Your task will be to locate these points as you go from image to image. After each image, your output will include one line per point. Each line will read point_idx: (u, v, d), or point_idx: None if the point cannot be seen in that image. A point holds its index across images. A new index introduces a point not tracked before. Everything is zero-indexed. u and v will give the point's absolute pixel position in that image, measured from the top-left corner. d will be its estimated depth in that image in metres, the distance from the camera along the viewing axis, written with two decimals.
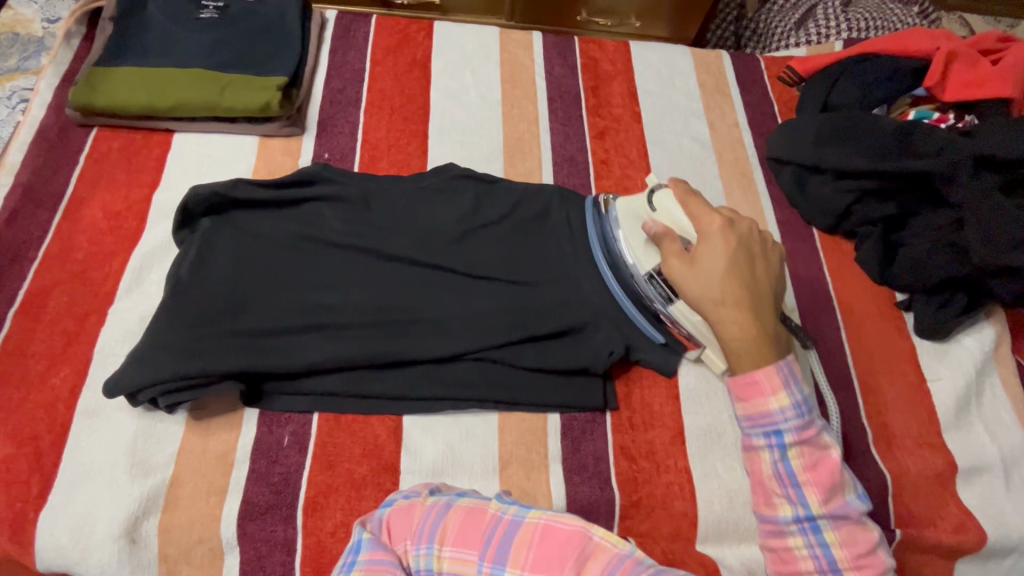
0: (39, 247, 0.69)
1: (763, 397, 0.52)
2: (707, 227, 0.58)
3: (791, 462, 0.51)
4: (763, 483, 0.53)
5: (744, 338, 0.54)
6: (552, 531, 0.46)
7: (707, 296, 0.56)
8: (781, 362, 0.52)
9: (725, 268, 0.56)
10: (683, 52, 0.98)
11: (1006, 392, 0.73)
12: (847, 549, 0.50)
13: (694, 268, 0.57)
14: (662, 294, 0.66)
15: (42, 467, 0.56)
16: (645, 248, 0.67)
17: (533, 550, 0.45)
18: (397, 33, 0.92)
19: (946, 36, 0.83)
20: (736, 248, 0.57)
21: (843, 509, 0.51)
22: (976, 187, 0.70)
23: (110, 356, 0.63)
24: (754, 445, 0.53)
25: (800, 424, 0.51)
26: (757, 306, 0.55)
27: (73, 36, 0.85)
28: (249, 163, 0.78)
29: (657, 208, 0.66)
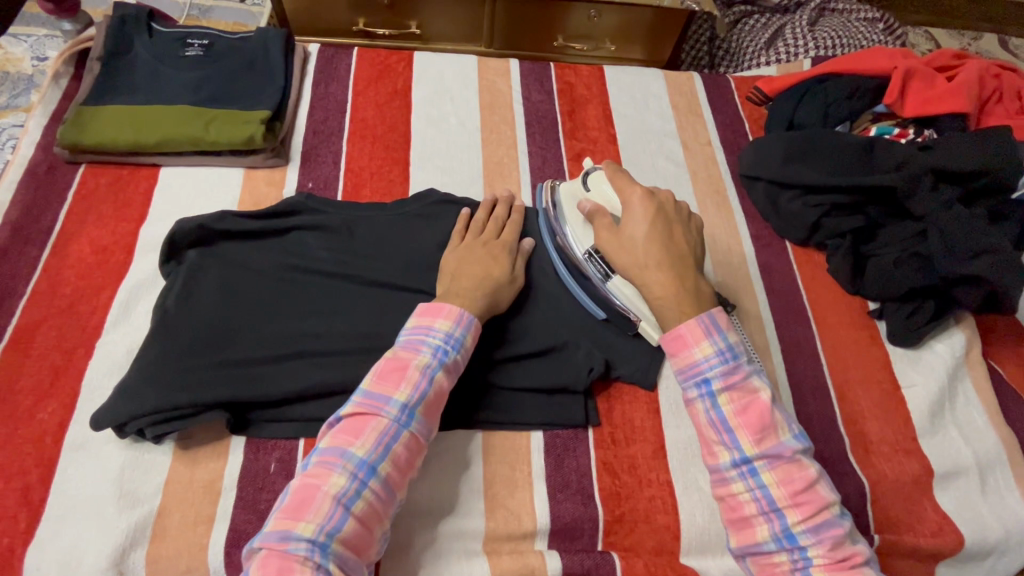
0: (28, 283, 0.70)
1: (688, 348, 0.58)
2: (631, 200, 0.67)
3: (722, 408, 0.55)
4: (702, 432, 0.57)
5: (667, 294, 0.61)
6: (380, 383, 0.57)
7: (633, 262, 0.64)
8: (702, 315, 0.59)
9: (646, 233, 0.65)
10: (656, 75, 1.01)
11: (979, 395, 0.75)
12: (784, 487, 0.53)
13: (620, 239, 0.66)
14: (600, 271, 0.70)
15: (30, 501, 0.57)
16: (583, 227, 0.72)
17: (383, 384, 0.57)
18: (378, 64, 0.95)
19: (904, 55, 0.87)
20: (655, 217, 0.66)
21: (776, 448, 0.54)
22: (937, 200, 0.74)
23: (98, 389, 0.64)
24: (689, 397, 0.58)
25: (725, 369, 0.56)
26: (673, 263, 0.63)
27: (62, 76, 0.87)
28: (234, 195, 0.80)
29: (592, 188, 0.74)
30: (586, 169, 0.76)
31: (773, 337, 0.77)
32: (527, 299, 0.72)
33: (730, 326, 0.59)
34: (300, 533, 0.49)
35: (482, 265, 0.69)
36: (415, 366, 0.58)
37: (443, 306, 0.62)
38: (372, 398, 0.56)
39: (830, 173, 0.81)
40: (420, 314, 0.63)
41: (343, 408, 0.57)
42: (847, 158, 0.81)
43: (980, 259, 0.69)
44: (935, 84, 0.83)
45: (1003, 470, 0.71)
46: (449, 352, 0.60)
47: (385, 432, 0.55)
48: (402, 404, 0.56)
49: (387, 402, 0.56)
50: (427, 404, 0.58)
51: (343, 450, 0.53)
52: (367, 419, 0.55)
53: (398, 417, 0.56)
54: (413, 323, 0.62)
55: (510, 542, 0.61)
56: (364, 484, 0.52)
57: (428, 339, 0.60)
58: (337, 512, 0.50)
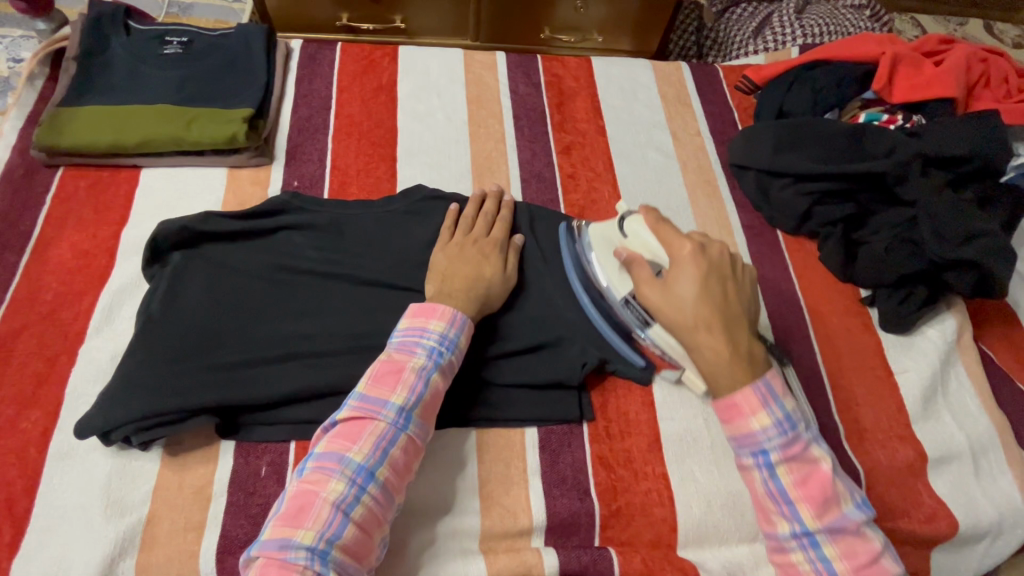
0: (7, 290, 0.68)
1: (744, 418, 0.55)
2: (678, 253, 0.61)
3: (782, 480, 0.54)
4: (759, 501, 0.56)
5: (721, 360, 0.56)
6: (379, 384, 0.56)
7: (683, 323, 0.58)
8: (760, 381, 0.55)
9: (696, 292, 0.59)
10: (644, 66, 1.00)
11: (972, 380, 0.75)
12: (847, 561, 0.52)
13: (667, 295, 0.60)
14: (639, 318, 0.67)
15: (14, 512, 0.56)
16: (620, 273, 0.68)
17: (381, 385, 0.56)
18: (363, 59, 0.93)
19: (891, 40, 0.87)
20: (707, 273, 0.59)
21: (840, 521, 0.53)
22: (926, 185, 0.74)
23: (82, 396, 0.62)
24: (745, 465, 0.56)
25: (784, 441, 0.54)
26: (728, 327, 0.57)
27: (37, 78, 0.85)
28: (218, 196, 0.78)
29: (628, 234, 0.68)
30: (622, 212, 0.71)
31: (767, 328, 0.76)
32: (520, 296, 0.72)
33: (785, 390, 0.56)
34: (300, 542, 0.48)
35: (475, 265, 0.68)
36: (411, 368, 0.57)
37: (435, 307, 0.61)
38: (368, 402, 0.55)
39: (820, 159, 0.81)
40: (412, 314, 0.62)
41: (338, 413, 0.56)
42: (838, 144, 0.81)
43: (972, 244, 0.69)
44: (921, 70, 0.83)
45: (995, 453, 0.71)
46: (443, 353, 0.60)
47: (383, 437, 0.54)
48: (400, 407, 0.55)
49: (384, 406, 0.55)
50: (424, 406, 0.57)
51: (341, 456, 0.52)
52: (364, 423, 0.54)
53: (395, 420, 0.55)
54: (406, 324, 0.61)
55: (506, 540, 0.61)
56: (363, 489, 0.52)
57: (422, 340, 0.60)
58: (338, 519, 0.50)
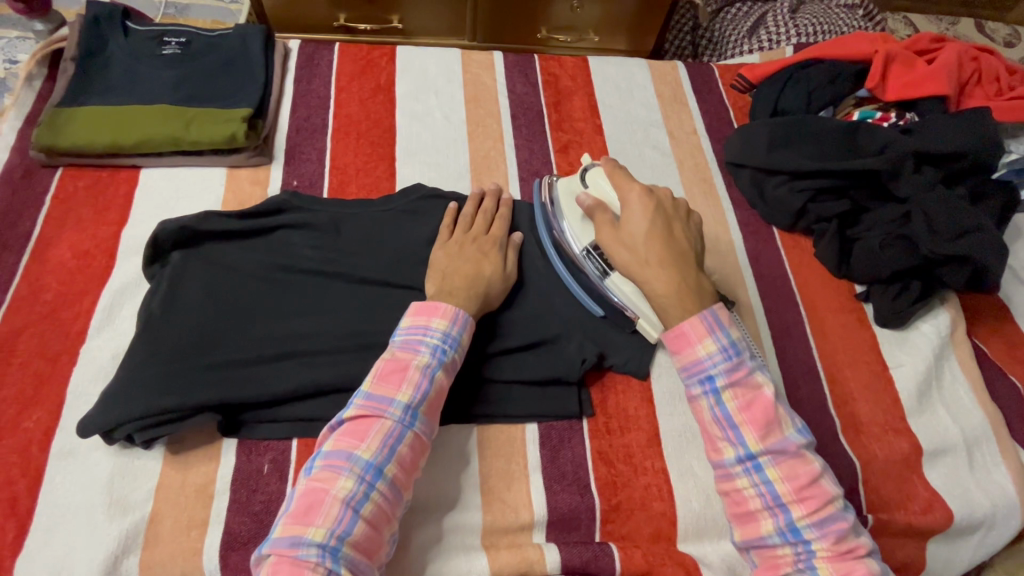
0: (7, 290, 0.68)
1: (691, 347, 0.58)
2: (630, 196, 0.67)
3: (727, 405, 0.57)
4: (707, 429, 0.58)
5: (670, 292, 0.61)
6: (385, 382, 0.57)
7: (635, 260, 0.64)
8: (704, 312, 0.59)
9: (646, 231, 0.64)
10: (640, 65, 1.01)
11: (966, 374, 0.76)
12: (789, 484, 0.54)
13: (620, 234, 0.66)
14: (599, 268, 0.69)
15: (17, 512, 0.56)
16: (583, 223, 0.71)
17: (388, 383, 0.57)
18: (361, 59, 0.94)
19: (884, 39, 0.88)
20: (655, 214, 0.65)
21: (781, 444, 0.55)
22: (919, 181, 0.75)
23: (83, 396, 0.62)
24: (693, 395, 0.59)
25: (728, 366, 0.57)
26: (678, 263, 0.63)
27: (35, 78, 0.85)
28: (217, 196, 0.78)
29: (589, 185, 0.72)
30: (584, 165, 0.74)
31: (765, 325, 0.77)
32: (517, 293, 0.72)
33: (731, 323, 0.60)
34: (311, 539, 0.49)
35: (476, 264, 0.68)
36: (415, 366, 0.58)
37: (438, 306, 0.62)
38: (374, 400, 0.56)
39: (815, 158, 0.81)
40: (415, 313, 0.62)
41: (344, 412, 0.56)
42: (832, 142, 0.82)
43: (964, 239, 0.70)
44: (914, 68, 0.84)
45: (989, 446, 0.72)
46: (447, 351, 0.60)
47: (390, 434, 0.54)
48: (405, 405, 0.56)
49: (390, 404, 0.56)
50: (429, 404, 0.57)
51: (349, 454, 0.53)
52: (370, 421, 0.55)
53: (402, 418, 0.55)
54: (408, 322, 0.61)
55: (508, 536, 0.61)
56: (371, 486, 0.52)
57: (426, 339, 0.60)
58: (348, 516, 0.50)
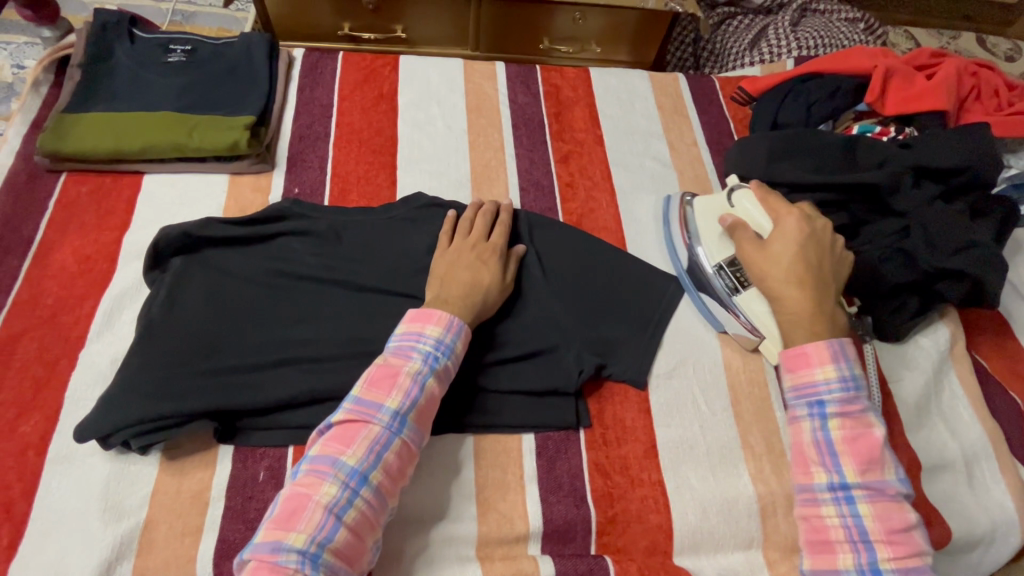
0: (9, 293, 0.69)
1: (810, 368, 0.61)
2: (788, 219, 0.69)
3: (831, 432, 0.58)
4: (802, 451, 0.60)
5: (798, 313, 0.63)
6: (376, 388, 0.57)
7: (774, 277, 0.66)
8: (833, 340, 0.61)
9: (795, 253, 0.66)
10: (641, 77, 1.02)
11: (965, 388, 0.76)
12: (880, 523, 0.55)
13: (765, 253, 0.68)
14: (729, 285, 0.74)
15: (12, 516, 0.56)
16: (721, 240, 0.77)
17: (379, 389, 0.57)
18: (364, 68, 0.95)
19: (884, 54, 0.89)
20: (811, 240, 0.67)
21: (880, 483, 0.57)
22: (918, 197, 0.75)
23: (81, 401, 0.63)
24: (798, 416, 0.61)
25: (843, 397, 0.59)
26: (818, 289, 0.65)
27: (41, 84, 0.86)
28: (218, 202, 0.79)
29: (736, 204, 0.76)
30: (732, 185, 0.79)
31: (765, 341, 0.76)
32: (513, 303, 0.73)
33: (856, 357, 0.61)
34: (291, 544, 0.49)
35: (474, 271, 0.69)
36: (407, 372, 0.58)
37: (432, 313, 0.62)
38: (363, 405, 0.56)
39: (813, 171, 0.81)
40: (409, 320, 0.62)
41: (333, 416, 0.56)
42: (831, 156, 0.81)
43: (964, 253, 0.71)
44: (913, 83, 0.84)
45: (988, 462, 0.72)
46: (439, 357, 0.60)
47: (377, 440, 0.54)
48: (394, 411, 0.56)
49: (379, 409, 0.56)
50: (418, 410, 0.57)
51: (334, 459, 0.53)
52: (358, 426, 0.55)
53: (390, 424, 0.55)
54: (403, 329, 0.62)
55: (503, 547, 0.61)
56: (355, 493, 0.52)
57: (419, 345, 0.60)
58: (330, 522, 0.50)
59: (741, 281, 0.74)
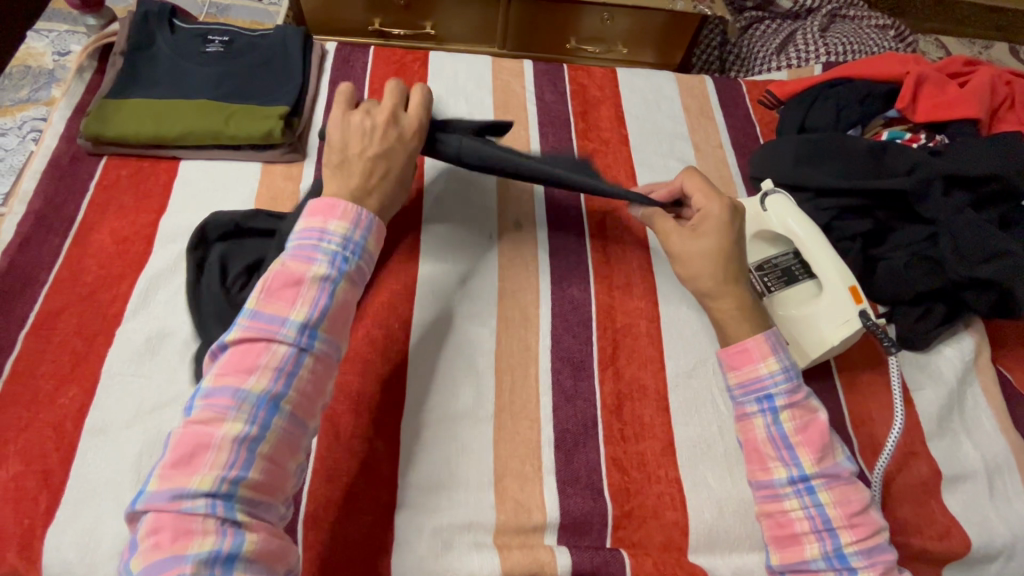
0: (50, 270, 0.71)
1: (754, 363, 0.62)
2: (709, 209, 0.67)
3: (784, 425, 0.61)
4: (758, 447, 0.61)
5: (736, 309, 0.64)
6: (270, 305, 0.52)
7: (705, 271, 0.66)
8: (768, 334, 0.63)
9: (719, 248, 0.66)
10: (667, 78, 1.02)
11: (987, 399, 0.76)
12: (840, 507, 0.58)
13: (695, 244, 0.66)
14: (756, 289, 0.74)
15: (51, 483, 0.58)
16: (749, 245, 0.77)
17: (274, 305, 0.52)
18: (394, 63, 0.96)
19: (916, 60, 0.88)
20: (728, 233, 0.66)
21: (835, 468, 0.60)
22: (949, 203, 0.75)
23: (117, 376, 0.65)
24: (749, 412, 0.62)
25: (789, 388, 0.61)
26: (746, 285, 0.66)
27: (85, 70, 0.89)
28: (251, 190, 0.81)
29: (769, 209, 0.75)
30: (763, 189, 0.78)
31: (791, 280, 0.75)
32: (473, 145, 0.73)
33: (788, 347, 0.64)
34: (196, 487, 0.45)
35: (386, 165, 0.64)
36: (311, 280, 0.54)
37: (335, 206, 0.58)
38: (261, 320, 0.52)
39: (841, 176, 0.81)
40: (307, 215, 0.58)
41: (227, 337, 0.52)
42: (859, 161, 0.81)
43: (991, 263, 0.70)
44: (946, 90, 0.83)
45: (1010, 474, 0.71)
46: (348, 256, 0.57)
47: (285, 362, 0.51)
48: (300, 324, 0.52)
49: (282, 325, 0.52)
50: (330, 320, 0.54)
51: (235, 391, 0.49)
52: (258, 349, 0.51)
53: (297, 339, 0.52)
54: (303, 226, 0.57)
55: (520, 536, 0.62)
56: (266, 421, 0.49)
57: (322, 246, 0.56)
58: (240, 459, 0.47)
59: (767, 287, 0.74)
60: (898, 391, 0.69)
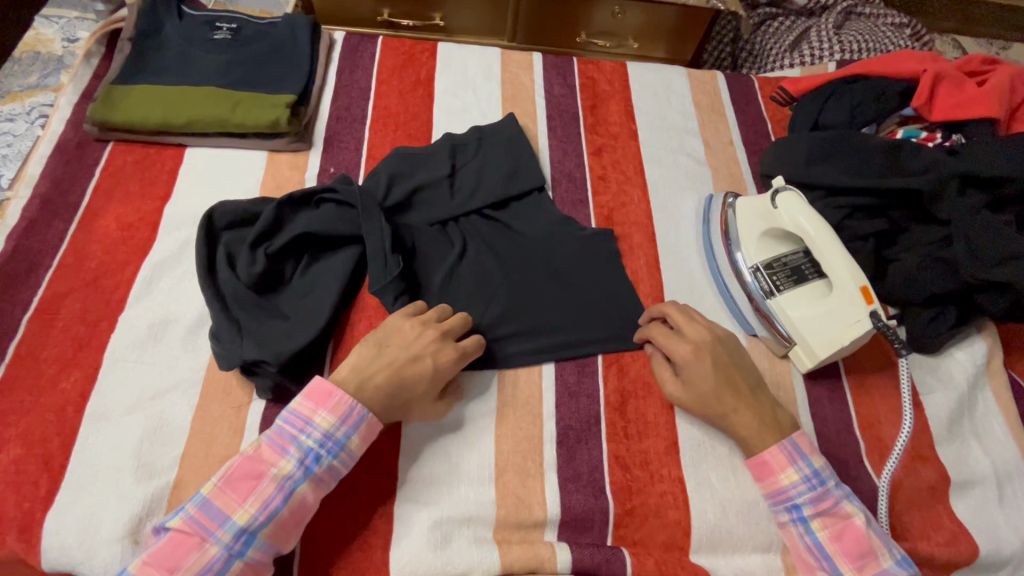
0: (55, 255, 0.71)
1: (774, 475, 0.61)
2: (681, 355, 0.65)
3: (817, 534, 0.60)
4: (800, 555, 0.61)
5: (755, 431, 0.63)
6: (224, 493, 0.54)
7: (713, 411, 0.64)
8: (786, 441, 0.62)
9: (713, 384, 0.64)
10: (679, 73, 1.01)
11: (1000, 404, 0.74)
12: None
13: (689, 392, 0.65)
14: (764, 289, 0.74)
15: (52, 467, 0.58)
16: (757, 244, 0.77)
17: (230, 495, 0.54)
18: (403, 53, 0.95)
19: (933, 58, 0.86)
20: (714, 368, 0.64)
21: (879, 574, 0.58)
22: (963, 204, 0.72)
23: (119, 362, 0.64)
24: (782, 521, 0.62)
25: (814, 497, 0.60)
26: (755, 400, 0.64)
27: (93, 56, 0.89)
28: (257, 178, 0.80)
29: (779, 207, 0.74)
30: (774, 187, 0.77)
31: (805, 283, 0.74)
32: (493, 151, 0.84)
33: (811, 448, 0.62)
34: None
35: (415, 377, 0.61)
36: (272, 477, 0.55)
37: (330, 396, 0.58)
38: (208, 512, 0.53)
39: (854, 175, 0.79)
40: (301, 400, 0.58)
41: (171, 518, 0.53)
42: (873, 160, 0.79)
43: (1006, 266, 0.67)
44: (964, 88, 0.81)
45: (1020, 482, 0.70)
46: (322, 456, 0.56)
47: (209, 565, 0.51)
48: (242, 526, 0.53)
49: (222, 523, 0.52)
50: (275, 524, 0.54)
51: None
52: (193, 542, 0.52)
53: (232, 542, 0.52)
54: (294, 408, 0.58)
55: (520, 531, 0.61)
56: None
57: (301, 438, 0.57)
58: None
59: (775, 286, 0.74)
60: (907, 392, 0.68)
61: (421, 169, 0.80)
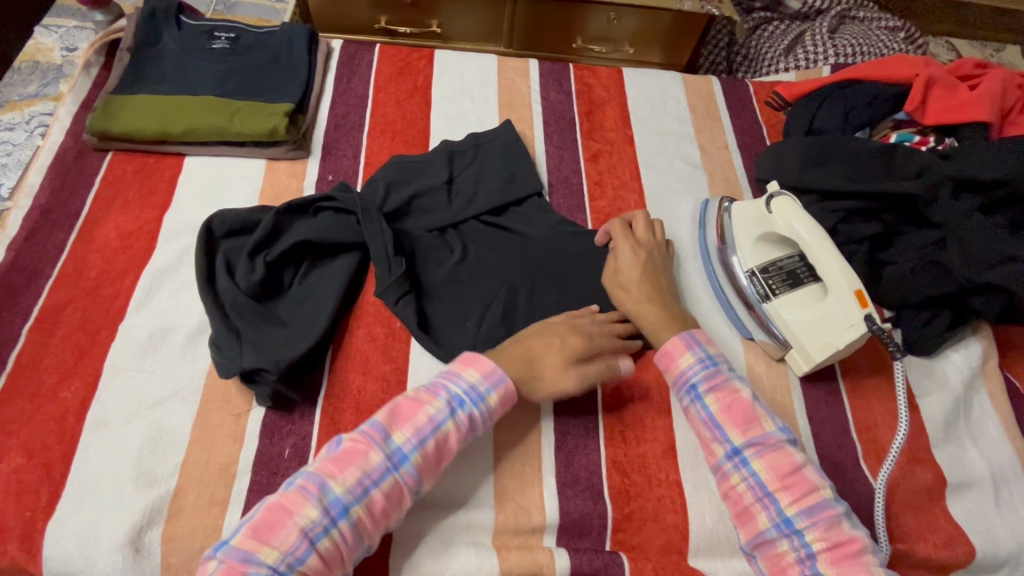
0: (55, 265, 0.72)
1: (766, 456, 0.60)
2: (622, 248, 0.73)
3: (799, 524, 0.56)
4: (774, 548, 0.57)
5: (658, 323, 0.68)
6: (389, 420, 0.56)
7: (629, 300, 0.69)
8: (686, 334, 0.66)
9: (638, 276, 0.70)
10: (674, 78, 1.01)
11: (995, 406, 0.75)
12: None
13: (617, 280, 0.71)
14: (760, 292, 0.75)
15: (52, 476, 0.58)
16: (753, 249, 0.77)
17: (394, 421, 0.56)
18: (400, 61, 0.96)
19: (926, 62, 0.87)
20: (643, 266, 0.71)
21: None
22: (955, 208, 0.73)
23: (119, 371, 0.65)
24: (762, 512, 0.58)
25: (806, 486, 0.58)
26: (666, 301, 0.70)
27: (93, 66, 0.90)
28: (255, 186, 0.81)
29: (774, 211, 0.74)
30: (769, 192, 0.76)
31: (801, 287, 0.74)
32: (491, 156, 0.85)
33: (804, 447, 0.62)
34: (263, 559, 0.49)
35: (570, 372, 0.63)
36: (426, 410, 0.57)
37: (478, 358, 0.61)
38: (375, 429, 0.55)
39: (848, 178, 0.80)
40: (455, 360, 0.62)
41: (346, 433, 0.56)
42: (867, 163, 0.80)
43: (997, 270, 0.67)
44: (957, 93, 0.82)
45: (1015, 483, 0.70)
46: (465, 404, 0.59)
47: (372, 474, 0.53)
48: (399, 446, 0.55)
49: (386, 440, 0.55)
50: (423, 454, 0.56)
51: (324, 481, 0.52)
52: (359, 452, 0.54)
53: (391, 457, 0.54)
54: (447, 366, 0.62)
55: (519, 537, 0.62)
56: (334, 523, 0.51)
57: (451, 386, 0.59)
58: (302, 548, 0.49)
59: (771, 289, 0.74)
60: (903, 396, 0.68)
61: (420, 174, 0.81)
